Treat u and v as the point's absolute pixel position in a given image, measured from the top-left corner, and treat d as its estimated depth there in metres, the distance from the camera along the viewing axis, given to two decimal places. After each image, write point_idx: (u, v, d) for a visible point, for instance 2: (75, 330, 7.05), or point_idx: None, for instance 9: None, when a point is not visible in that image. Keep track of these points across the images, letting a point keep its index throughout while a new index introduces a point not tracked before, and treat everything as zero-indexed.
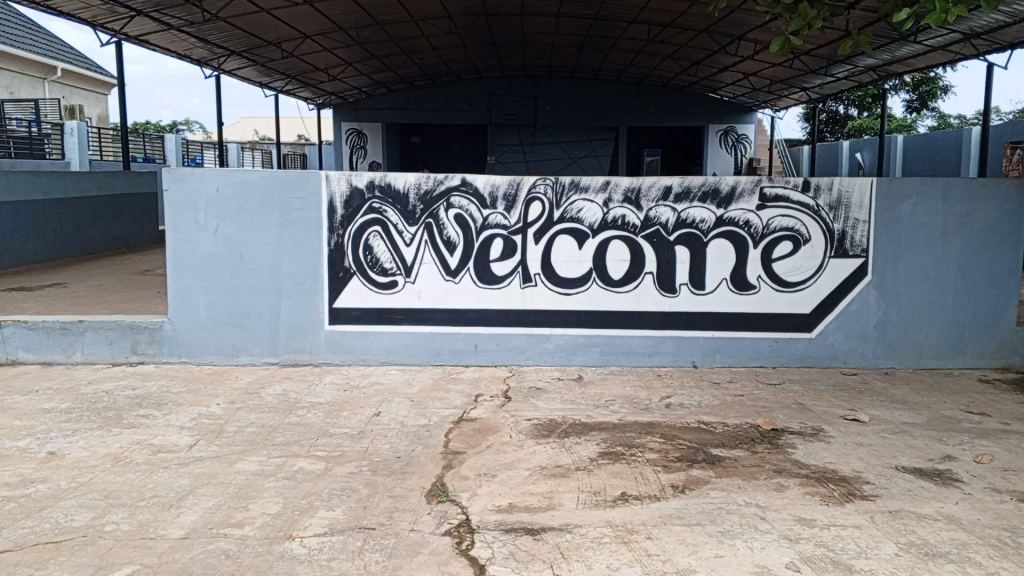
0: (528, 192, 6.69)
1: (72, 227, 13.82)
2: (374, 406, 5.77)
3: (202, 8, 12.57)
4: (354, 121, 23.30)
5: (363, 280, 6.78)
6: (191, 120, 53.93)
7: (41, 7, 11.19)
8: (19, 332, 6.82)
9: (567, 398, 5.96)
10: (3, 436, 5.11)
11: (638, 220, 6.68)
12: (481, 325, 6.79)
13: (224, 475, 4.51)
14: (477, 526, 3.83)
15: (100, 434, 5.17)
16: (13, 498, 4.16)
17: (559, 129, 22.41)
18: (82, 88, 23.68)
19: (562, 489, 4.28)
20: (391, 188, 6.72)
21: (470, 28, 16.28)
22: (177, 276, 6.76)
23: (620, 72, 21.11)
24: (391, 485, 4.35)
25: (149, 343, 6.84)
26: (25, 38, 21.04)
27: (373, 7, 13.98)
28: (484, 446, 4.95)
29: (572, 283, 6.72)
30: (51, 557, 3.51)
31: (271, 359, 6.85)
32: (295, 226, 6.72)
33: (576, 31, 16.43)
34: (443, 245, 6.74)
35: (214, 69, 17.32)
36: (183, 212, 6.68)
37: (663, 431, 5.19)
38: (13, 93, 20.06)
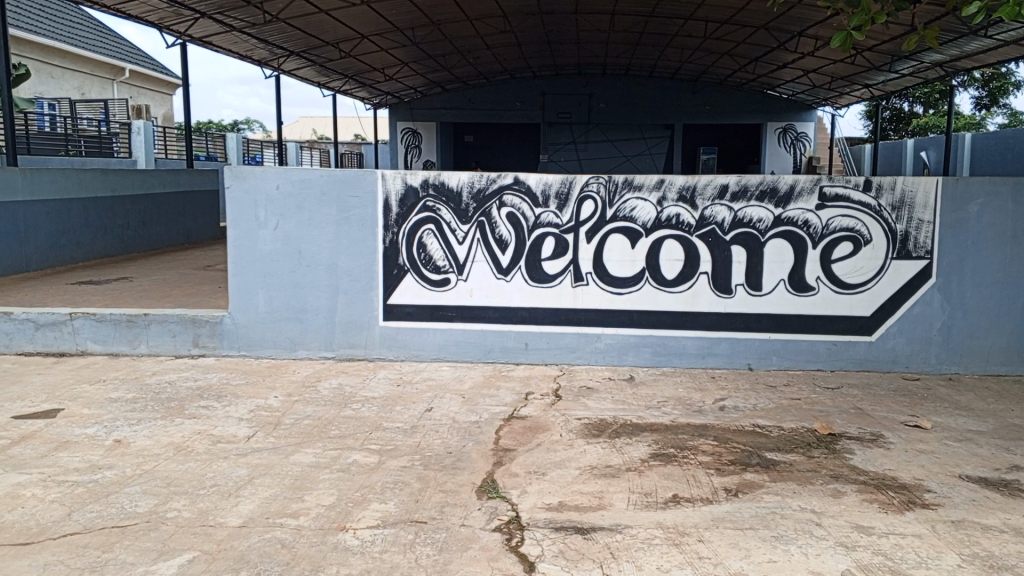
0: (580, 191, 6.67)
1: (138, 223, 14.30)
2: (426, 402, 5.83)
3: (263, 10, 12.86)
4: (409, 120, 23.53)
5: (416, 277, 6.85)
6: (252, 121, 55.28)
7: (111, 10, 11.58)
8: (89, 324, 7.09)
9: (618, 398, 5.93)
10: (73, 424, 5.32)
11: (693, 219, 6.60)
12: (533, 324, 6.79)
13: (280, 466, 4.61)
14: (527, 523, 3.84)
15: (163, 424, 5.34)
16: (82, 483, 4.33)
17: (612, 127, 22.27)
18: (149, 89, 24.48)
19: (613, 489, 4.26)
20: (444, 187, 6.78)
21: (524, 26, 16.29)
22: (238, 272, 6.93)
23: (676, 70, 20.87)
24: (442, 480, 4.39)
25: (210, 336, 7.04)
26: (95, 41, 21.80)
27: (428, 7, 14.12)
28: (535, 444, 4.96)
29: (625, 283, 6.68)
30: (117, 541, 3.65)
31: (327, 353, 6.98)
32: (351, 224, 6.83)
33: (630, 28, 16.30)
34: (495, 243, 6.77)
35: (274, 69, 17.70)
36: (244, 210, 6.85)
37: (716, 434, 5.12)
38: (84, 93, 20.85)
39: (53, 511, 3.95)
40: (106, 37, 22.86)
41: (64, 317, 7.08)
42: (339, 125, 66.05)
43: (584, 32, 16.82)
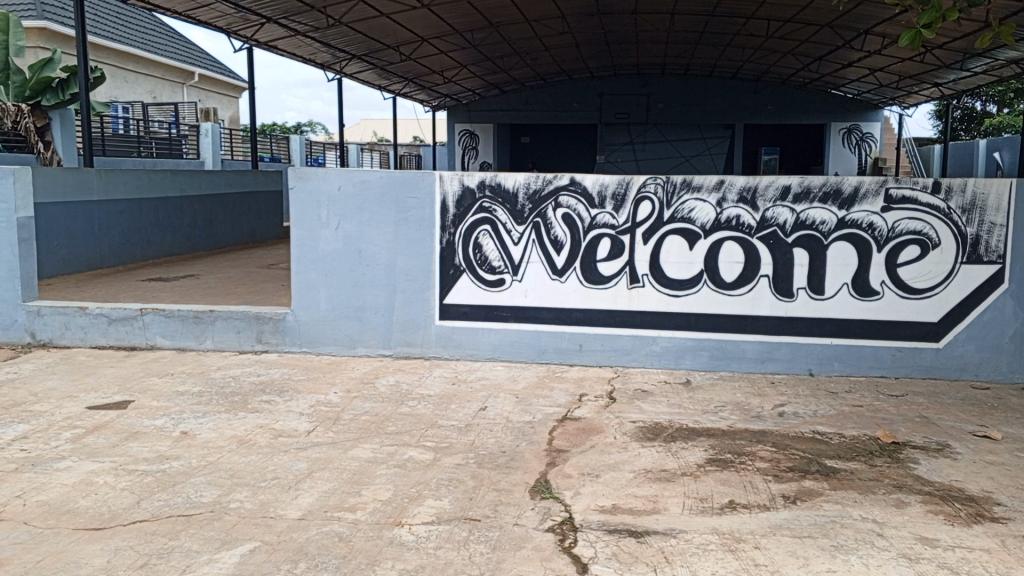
0: (637, 192, 6.63)
1: (205, 223, 14.73)
2: (481, 401, 5.88)
3: (326, 14, 13.14)
4: (467, 122, 23.89)
5: (472, 277, 6.91)
6: (314, 123, 56.44)
7: (182, 16, 11.97)
8: (158, 319, 7.34)
9: (674, 402, 5.87)
10: (143, 415, 5.53)
11: (754, 221, 6.49)
12: (588, 325, 6.78)
13: (338, 461, 4.71)
14: (580, 525, 3.85)
15: (227, 417, 5.50)
16: (150, 472, 4.50)
17: (671, 127, 22.04)
18: (217, 92, 25.22)
19: (667, 493, 4.22)
20: (501, 188, 6.82)
21: (583, 27, 16.26)
22: (301, 271, 7.10)
23: (737, 69, 20.55)
24: (496, 478, 4.42)
25: (273, 333, 7.22)
26: (166, 46, 22.53)
27: (488, 9, 14.22)
28: (588, 446, 4.95)
29: (681, 285, 6.61)
30: (182, 529, 3.77)
31: (384, 351, 7.09)
32: (410, 224, 6.93)
33: (690, 28, 16.13)
34: (551, 244, 6.78)
35: (337, 72, 18.05)
36: (307, 210, 7.01)
37: (775, 440, 5.03)
38: (156, 97, 21.61)
39: (124, 499, 4.12)
40: (176, 42, 23.61)
41: (135, 312, 7.36)
42: (398, 127, 66.95)
43: (643, 32, 16.71)
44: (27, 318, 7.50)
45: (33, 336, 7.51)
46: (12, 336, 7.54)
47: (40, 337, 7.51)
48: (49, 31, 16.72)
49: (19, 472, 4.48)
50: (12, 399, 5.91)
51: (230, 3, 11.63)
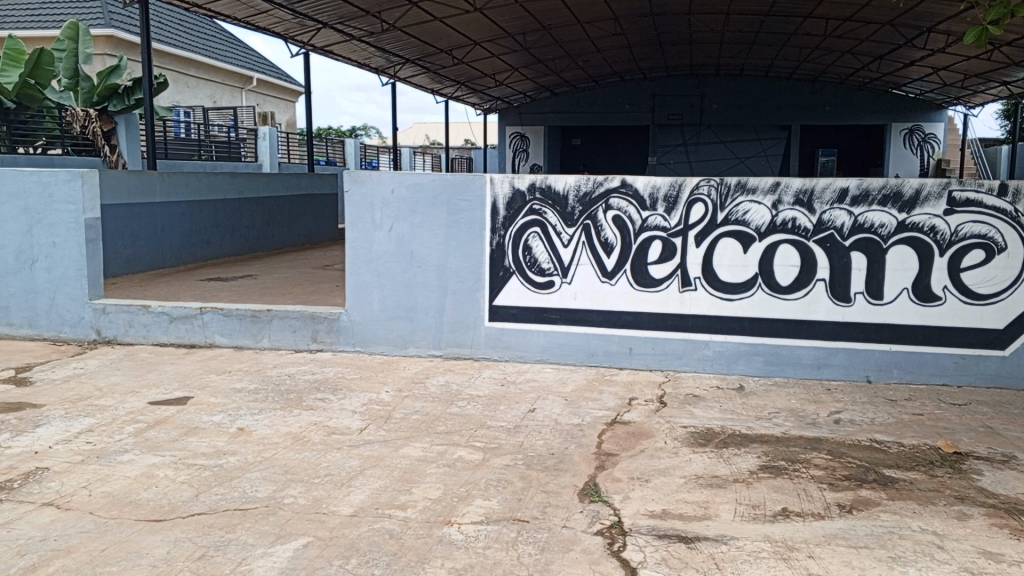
0: (690, 193, 6.55)
1: (263, 224, 15.07)
2: (530, 402, 5.89)
3: (381, 19, 13.31)
4: (518, 125, 24.03)
5: (521, 279, 6.93)
6: (368, 127, 57.26)
7: (242, 23, 12.28)
8: (217, 318, 7.54)
9: (727, 408, 5.78)
10: (202, 411, 5.69)
11: (810, 223, 6.37)
12: (638, 328, 6.73)
13: (389, 458, 4.77)
14: (629, 529, 3.82)
15: (282, 414, 5.62)
16: (209, 467, 4.62)
17: (725, 128, 21.73)
18: (275, 96, 25.79)
19: (719, 500, 4.17)
20: (551, 190, 6.82)
21: (636, 28, 16.15)
22: (354, 272, 7.22)
23: (794, 69, 20.16)
24: (545, 480, 4.42)
25: (328, 332, 7.35)
26: (227, 52, 23.13)
27: (540, 12, 14.22)
28: (639, 450, 4.92)
29: (735, 288, 6.51)
30: (239, 523, 3.87)
31: (435, 351, 7.16)
32: (461, 226, 6.98)
33: (745, 28, 15.91)
34: (601, 246, 6.76)
35: (390, 76, 18.29)
36: (362, 212, 7.12)
37: (830, 448, 4.93)
38: (216, 101, 22.17)
39: (183, 492, 4.24)
40: (236, 48, 24.23)
41: (195, 311, 7.57)
42: (450, 130, 67.53)
43: (698, 33, 16.53)
44: (93, 316, 7.78)
45: (99, 333, 7.79)
46: (79, 333, 7.84)
47: (106, 334, 7.79)
48: (116, 38, 17.31)
49: (85, 464, 4.65)
50: (79, 393, 6.14)
51: (288, 8, 11.86)
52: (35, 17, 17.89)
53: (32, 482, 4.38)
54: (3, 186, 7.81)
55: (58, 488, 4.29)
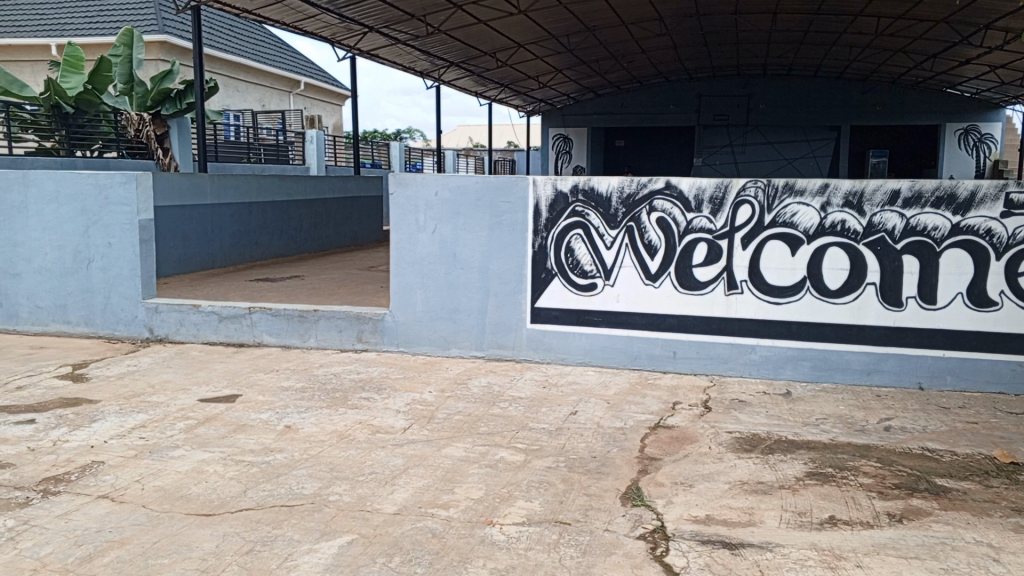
0: (736, 195, 6.48)
1: (310, 226, 15.31)
2: (572, 405, 5.87)
3: (426, 22, 13.43)
4: (561, 127, 24.09)
5: (564, 281, 6.92)
6: (412, 130, 57.82)
7: (291, 28, 12.50)
8: (265, 318, 7.68)
9: (773, 413, 5.70)
10: (251, 408, 5.81)
11: (860, 226, 6.24)
12: (682, 332, 6.67)
13: (432, 458, 4.81)
14: (672, 534, 3.79)
15: (328, 413, 5.70)
16: (256, 463, 4.71)
17: (772, 129, 21.41)
18: (322, 100, 26.20)
19: (764, 506, 4.11)
20: (595, 192, 6.80)
21: (682, 29, 16.02)
22: (399, 273, 7.30)
23: (843, 68, 19.78)
24: (587, 483, 4.41)
25: (372, 332, 7.45)
26: (276, 57, 23.58)
27: (585, 13, 14.22)
28: (682, 455, 4.87)
29: (782, 292, 6.41)
30: (285, 519, 3.94)
31: (477, 352, 7.20)
32: (504, 228, 7.00)
33: (794, 27, 15.66)
34: (644, 249, 6.71)
35: (435, 79, 18.45)
36: (406, 214, 7.20)
37: (880, 456, 4.82)
38: (265, 105, 22.58)
39: (231, 488, 4.33)
40: (285, 53, 24.67)
41: (245, 310, 7.73)
42: (494, 133, 67.83)
43: (744, 33, 16.33)
44: (146, 314, 7.99)
45: (151, 331, 8.01)
46: (133, 331, 8.06)
47: (158, 332, 8.00)
48: (169, 44, 17.77)
49: (138, 458, 4.79)
50: (132, 389, 6.32)
51: (336, 13, 12.05)
52: (93, 24, 18.46)
53: (88, 475, 4.52)
54: (62, 189, 8.08)
55: (112, 482, 4.42)
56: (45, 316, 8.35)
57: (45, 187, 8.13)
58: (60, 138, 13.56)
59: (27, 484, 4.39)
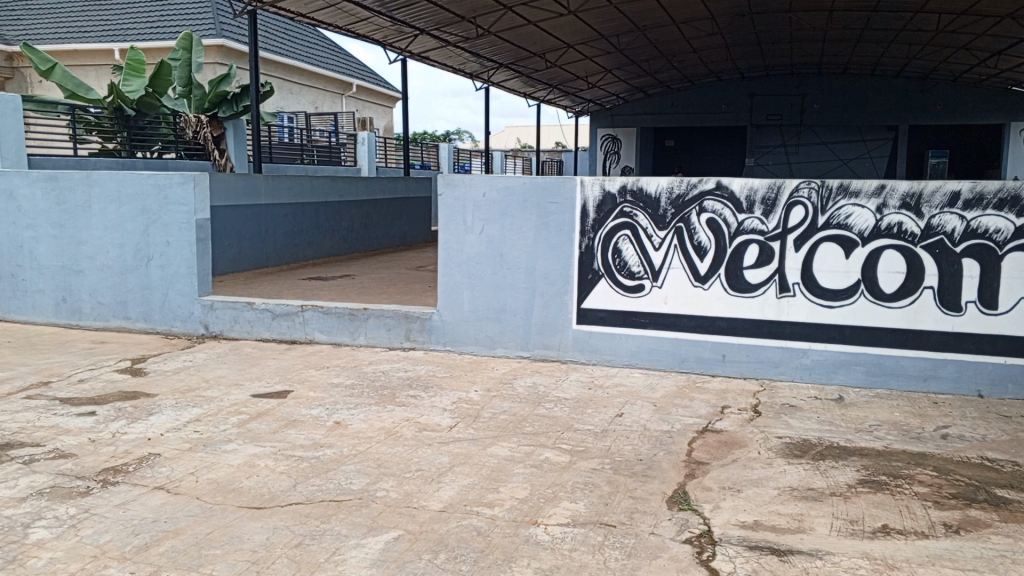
0: (789, 196, 6.37)
1: (361, 226, 15.53)
2: (618, 407, 5.84)
3: (476, 24, 13.50)
4: (610, 127, 24.00)
5: (611, 282, 6.89)
6: (461, 132, 58.16)
7: (343, 31, 12.67)
8: (317, 315, 7.82)
9: (825, 419, 5.58)
10: (302, 404, 5.92)
11: (918, 228, 6.09)
12: (731, 334, 6.58)
13: (477, 457, 4.83)
14: (719, 538, 3.75)
15: (376, 409, 5.79)
16: (306, 458, 4.80)
17: (827, 129, 20.98)
18: (374, 102, 26.55)
19: (814, 513, 4.03)
20: (643, 193, 6.76)
21: (734, 28, 15.83)
22: (446, 273, 7.37)
23: (902, 67, 19.25)
24: (633, 486, 4.38)
25: (420, 331, 7.52)
26: (329, 60, 23.98)
27: (635, 13, 14.13)
28: (730, 459, 4.81)
29: (835, 295, 6.28)
30: (334, 514, 4.01)
31: (523, 353, 7.21)
32: (551, 228, 7.00)
33: (851, 25, 15.32)
34: (693, 250, 6.64)
35: (484, 81, 18.54)
36: (454, 214, 7.25)
37: (936, 464, 4.68)
38: (318, 107, 22.97)
39: (282, 482, 4.42)
40: (338, 56, 25.06)
41: (297, 308, 7.88)
42: (543, 133, 67.87)
43: (799, 31, 16.04)
44: (202, 311, 8.21)
45: (206, 328, 8.21)
46: (189, 327, 8.29)
47: (213, 329, 8.20)
48: (226, 48, 18.21)
49: (193, 451, 4.92)
50: (188, 384, 6.51)
51: (387, 16, 12.19)
52: (154, 28, 19.02)
53: (145, 467, 4.67)
54: (123, 189, 8.35)
55: (168, 473, 4.55)
56: (106, 311, 8.63)
57: (107, 186, 8.41)
58: (122, 139, 14.02)
59: (88, 473, 4.56)
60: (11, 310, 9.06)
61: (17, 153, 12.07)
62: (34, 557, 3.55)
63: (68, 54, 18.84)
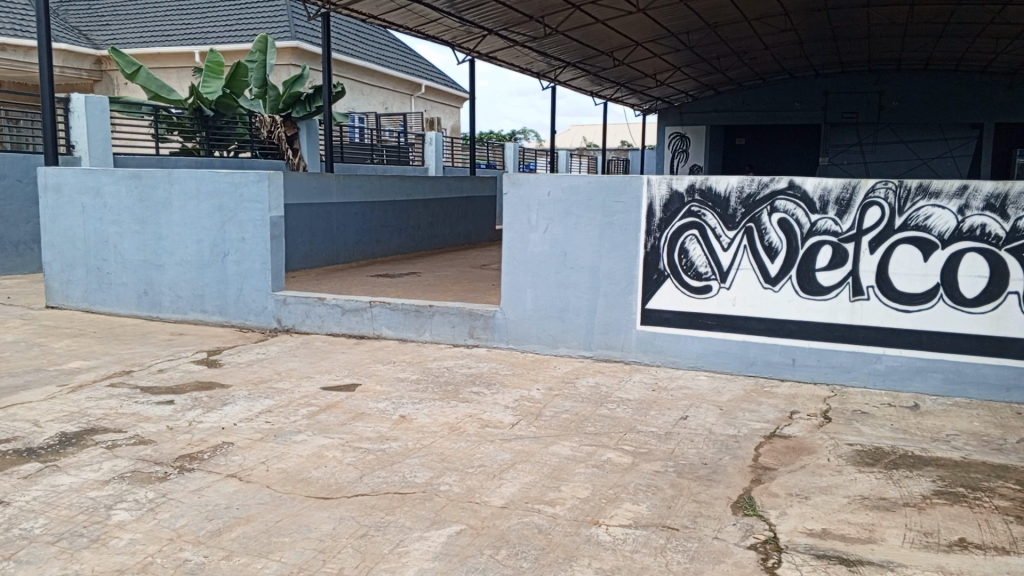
0: (865, 197, 6.18)
1: (428, 225, 15.72)
2: (682, 410, 5.78)
3: (544, 23, 13.51)
4: (678, 125, 23.89)
5: (677, 283, 6.81)
6: (528, 130, 58.19)
7: (413, 32, 12.85)
8: (384, 312, 7.97)
9: (899, 427, 5.39)
10: (369, 397, 6.05)
11: (1002, 231, 5.83)
12: (802, 338, 6.42)
13: (539, 455, 4.85)
14: (785, 546, 3.67)
15: (440, 405, 5.85)
16: (372, 451, 4.90)
17: (906, 127, 20.27)
18: (442, 103, 26.84)
19: (886, 523, 3.91)
20: (712, 192, 6.66)
21: (810, 24, 15.43)
22: (510, 272, 7.40)
23: (987, 62, 18.40)
24: (697, 490, 4.32)
25: (483, 329, 7.59)
26: (399, 61, 24.33)
27: (705, 10, 13.90)
28: (799, 466, 4.69)
29: (913, 299, 6.06)
30: (398, 506, 4.08)
31: (586, 353, 7.19)
32: (616, 228, 6.95)
33: (934, 19, 14.77)
34: (764, 251, 6.51)
35: (550, 80, 18.55)
36: (518, 213, 7.28)
37: (1019, 478, 4.47)
38: (387, 107, 23.35)
39: (348, 473, 4.53)
40: (407, 57, 25.45)
41: (366, 304, 8.04)
42: (609, 132, 67.44)
43: (877, 26, 15.51)
44: (275, 306, 8.45)
45: (279, 322, 8.46)
46: (262, 321, 8.55)
47: (286, 323, 8.44)
48: (300, 50, 18.69)
49: (264, 441, 5.08)
50: (261, 376, 6.72)
51: (456, 16, 12.30)
52: (232, 31, 19.65)
53: (219, 455, 4.84)
54: (201, 187, 8.67)
55: (241, 462, 4.71)
56: (184, 305, 8.97)
57: (187, 184, 8.74)
58: (201, 139, 14.69)
59: (166, 459, 4.75)
60: (96, 302, 9.50)
61: (103, 152, 12.68)
62: (116, 538, 3.73)
63: (152, 57, 19.66)
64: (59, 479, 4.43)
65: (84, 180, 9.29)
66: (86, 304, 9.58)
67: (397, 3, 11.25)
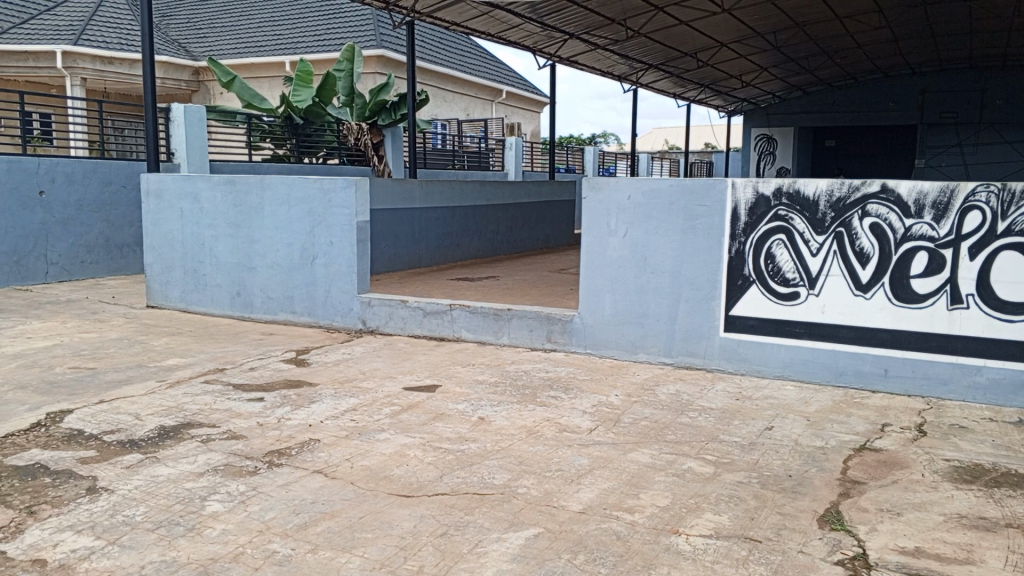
0: (964, 200, 5.89)
1: (506, 229, 15.82)
2: (767, 420, 5.63)
3: (626, 26, 13.43)
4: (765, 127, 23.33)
5: (763, 289, 6.65)
6: (608, 132, 57.95)
7: (494, 38, 12.96)
8: (464, 314, 8.07)
9: (1001, 443, 5.11)
10: (449, 398, 6.14)
11: None
12: (894, 347, 6.16)
13: (618, 461, 4.82)
14: (875, 563, 3.53)
15: (518, 408, 5.89)
16: (452, 451, 4.98)
17: (1013, 127, 19.05)
18: (522, 108, 26.92)
19: (986, 544, 3.71)
20: (800, 195, 6.47)
21: (906, 20, 14.83)
22: (590, 276, 7.38)
23: None
24: (781, 502, 4.21)
25: (561, 333, 7.59)
26: (480, 67, 24.51)
27: (793, 9, 13.53)
28: (890, 481, 4.51)
29: (1018, 309, 5.74)
30: (477, 507, 4.12)
31: (666, 359, 7.10)
32: (698, 232, 6.85)
33: None
34: (854, 256, 6.29)
35: (632, 83, 18.38)
36: (598, 217, 7.25)
37: None
38: (469, 113, 23.60)
39: (429, 472, 4.61)
40: (489, 63, 25.70)
41: (446, 307, 8.17)
42: (692, 133, 66.43)
43: (980, 21, 14.75)
44: (360, 307, 8.67)
45: (364, 323, 8.68)
46: (348, 322, 8.78)
47: (370, 324, 8.64)
48: (385, 58, 19.18)
49: (349, 439, 5.22)
50: (346, 375, 6.91)
51: (538, 22, 12.36)
52: (321, 41, 20.26)
53: (306, 451, 5.00)
54: (291, 192, 8.98)
55: (326, 459, 4.85)
56: (274, 306, 9.29)
57: (278, 190, 9.07)
58: (291, 145, 15.19)
59: (256, 454, 4.94)
60: (193, 302, 9.96)
61: (201, 159, 13.28)
62: (210, 527, 3.90)
63: (246, 68, 20.49)
64: (158, 470, 4.67)
65: (182, 185, 9.76)
66: (183, 305, 10.04)
67: (479, 10, 11.38)
